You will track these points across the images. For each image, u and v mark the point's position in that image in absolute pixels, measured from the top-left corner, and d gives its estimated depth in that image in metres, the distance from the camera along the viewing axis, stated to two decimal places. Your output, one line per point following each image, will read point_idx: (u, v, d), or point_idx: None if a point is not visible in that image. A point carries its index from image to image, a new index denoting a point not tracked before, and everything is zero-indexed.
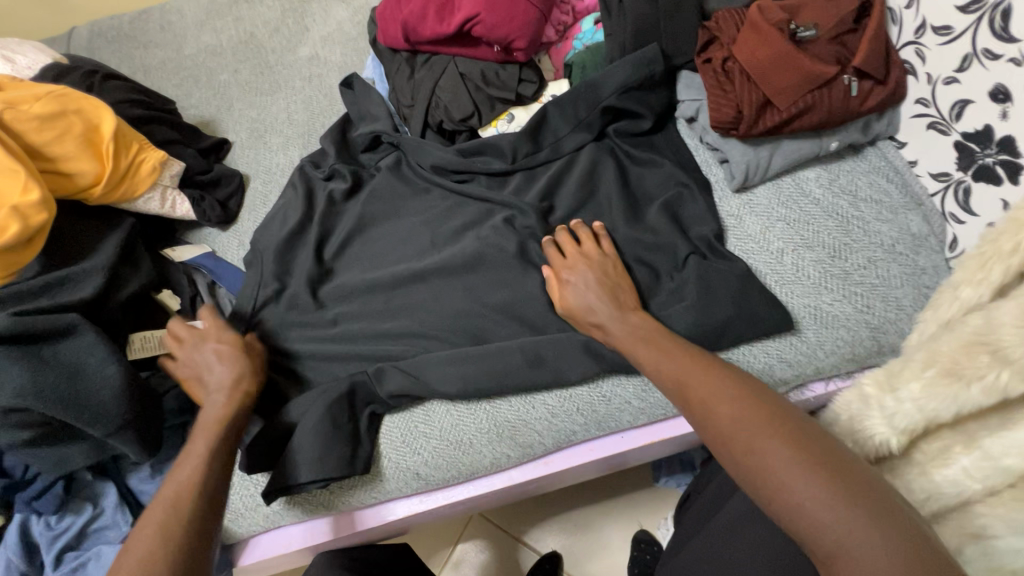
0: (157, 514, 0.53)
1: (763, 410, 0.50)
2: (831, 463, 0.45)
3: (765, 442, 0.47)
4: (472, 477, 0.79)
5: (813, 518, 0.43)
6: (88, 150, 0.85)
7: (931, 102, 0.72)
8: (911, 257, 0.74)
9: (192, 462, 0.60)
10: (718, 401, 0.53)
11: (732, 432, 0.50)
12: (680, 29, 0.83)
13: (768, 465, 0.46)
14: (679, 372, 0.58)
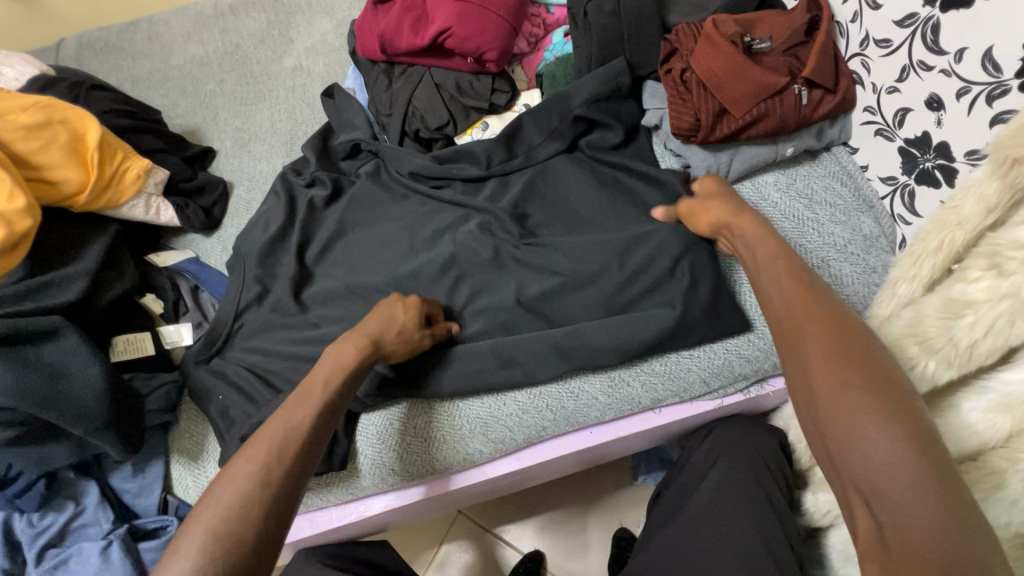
0: (261, 445, 0.57)
1: (869, 372, 0.47)
2: (928, 443, 0.42)
3: (861, 400, 0.45)
4: (447, 474, 0.82)
5: (884, 480, 0.42)
6: (73, 159, 0.88)
7: (877, 110, 0.76)
8: (862, 257, 0.77)
9: (305, 408, 0.62)
10: (826, 347, 0.50)
11: (829, 379, 0.48)
12: (643, 41, 0.87)
13: (859, 428, 0.44)
14: (796, 310, 0.55)
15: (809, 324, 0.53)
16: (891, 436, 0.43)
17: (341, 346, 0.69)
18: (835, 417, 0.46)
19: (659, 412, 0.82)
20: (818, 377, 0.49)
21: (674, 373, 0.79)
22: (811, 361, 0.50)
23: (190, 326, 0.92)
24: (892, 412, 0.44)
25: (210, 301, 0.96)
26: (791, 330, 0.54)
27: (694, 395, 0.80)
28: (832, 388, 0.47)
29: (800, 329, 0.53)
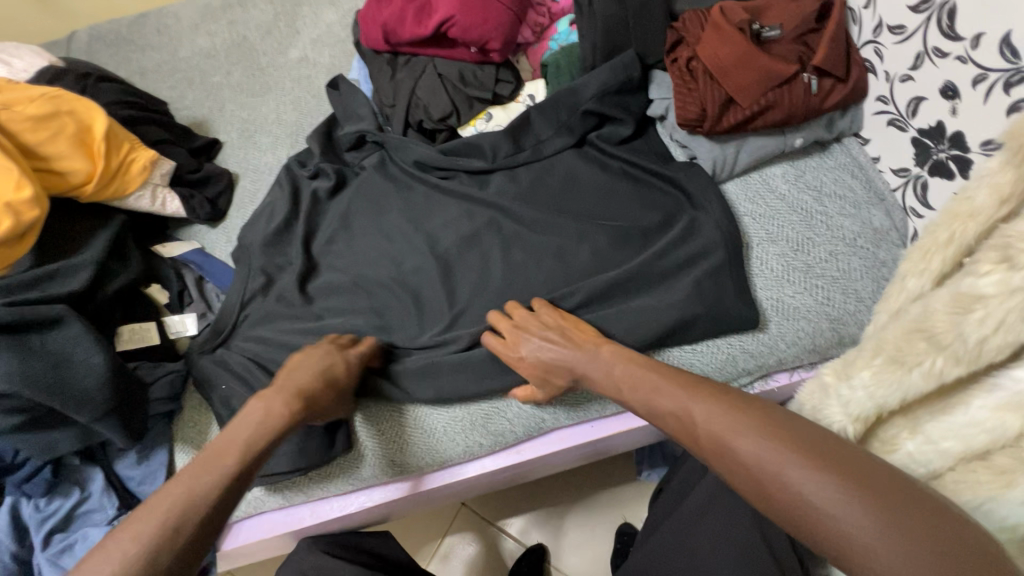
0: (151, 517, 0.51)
1: (798, 447, 0.45)
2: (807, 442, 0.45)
3: (811, 484, 0.42)
4: (447, 466, 0.82)
5: (800, 497, 0.43)
6: (80, 150, 0.89)
7: (890, 99, 0.74)
8: (871, 251, 0.75)
9: (213, 471, 0.57)
10: (745, 440, 0.48)
11: (720, 437, 0.50)
12: (649, 29, 0.85)
13: (756, 462, 0.46)
14: (706, 419, 0.52)
15: (720, 428, 0.50)
16: (788, 459, 0.44)
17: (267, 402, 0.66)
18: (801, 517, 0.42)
19: None
20: (756, 482, 0.46)
21: None
22: (740, 469, 0.47)
23: (195, 316, 0.92)
24: (844, 481, 0.42)
25: (214, 293, 0.98)
26: (707, 441, 0.51)
27: None
28: (775, 484, 0.44)
29: (711, 434, 0.51)
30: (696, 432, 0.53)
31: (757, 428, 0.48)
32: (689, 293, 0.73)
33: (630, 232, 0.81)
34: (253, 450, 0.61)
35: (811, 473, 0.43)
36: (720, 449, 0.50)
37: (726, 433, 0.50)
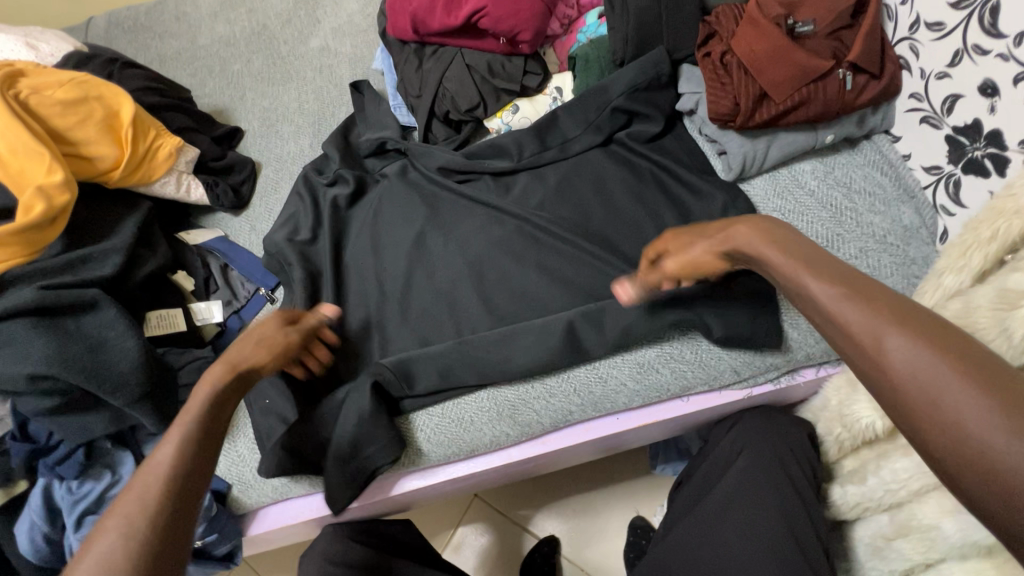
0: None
1: (990, 380, 0.36)
2: (1015, 392, 0.35)
3: (998, 428, 0.34)
4: (472, 455, 0.83)
5: (967, 434, 0.35)
6: (108, 135, 0.89)
7: (924, 97, 0.74)
8: (901, 248, 0.75)
9: (174, 438, 0.53)
10: (919, 352, 0.39)
11: (871, 329, 0.42)
12: (681, 23, 0.85)
13: (920, 381, 0.38)
14: (860, 316, 0.43)
15: (887, 328, 0.41)
16: (974, 395, 0.36)
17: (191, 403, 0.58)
18: (977, 459, 0.35)
19: (687, 401, 0.81)
20: (924, 401, 0.38)
21: (705, 361, 0.78)
22: (906, 380, 0.39)
23: (221, 304, 0.93)
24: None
25: (238, 277, 0.97)
26: (865, 341, 0.42)
27: (723, 383, 0.79)
28: (946, 405, 0.36)
29: (872, 333, 0.42)
30: (849, 328, 0.43)
31: (939, 345, 0.39)
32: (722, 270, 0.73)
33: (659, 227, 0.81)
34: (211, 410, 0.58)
35: (1003, 413, 0.35)
36: (882, 352, 0.41)
37: (887, 329, 0.41)
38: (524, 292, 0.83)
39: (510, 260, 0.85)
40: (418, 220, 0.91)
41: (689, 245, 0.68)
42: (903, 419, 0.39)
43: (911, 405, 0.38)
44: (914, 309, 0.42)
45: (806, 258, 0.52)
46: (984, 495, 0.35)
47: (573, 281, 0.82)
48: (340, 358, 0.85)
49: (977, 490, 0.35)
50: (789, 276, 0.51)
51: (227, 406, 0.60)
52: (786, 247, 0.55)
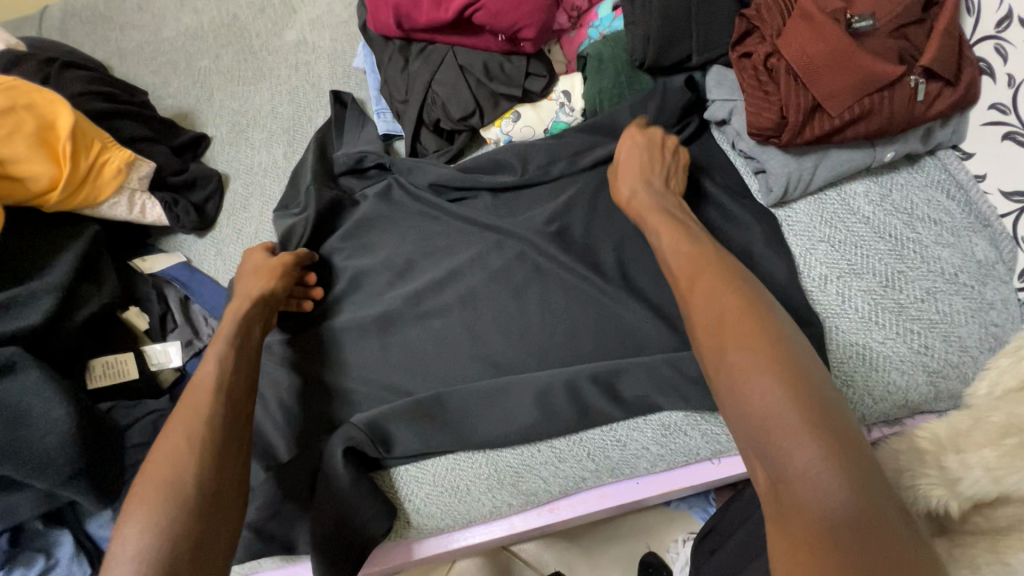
0: (150, 498, 0.46)
1: (755, 320, 0.46)
2: (782, 342, 0.44)
3: (744, 353, 0.44)
4: (470, 525, 0.71)
5: (737, 365, 0.43)
6: (41, 151, 0.76)
7: (1012, 109, 0.61)
8: (975, 289, 0.64)
9: (212, 359, 0.59)
10: (720, 297, 0.49)
11: (694, 282, 0.52)
12: (714, 18, 0.72)
13: (714, 321, 0.47)
14: (687, 267, 0.54)
15: (702, 275, 0.52)
16: (749, 336, 0.45)
17: (208, 363, 0.58)
18: (737, 381, 0.43)
19: (717, 463, 0.70)
20: (711, 332, 0.47)
21: None
22: (707, 321, 0.48)
23: (179, 345, 0.81)
24: (780, 364, 0.42)
25: (201, 313, 0.85)
26: (686, 284, 0.53)
27: None
28: (726, 345, 0.45)
29: (690, 274, 0.53)
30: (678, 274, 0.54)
31: (739, 296, 0.48)
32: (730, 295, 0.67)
33: None
34: (223, 371, 0.57)
35: (753, 346, 0.44)
36: (697, 297, 0.50)
37: (705, 278, 0.51)
38: (530, 337, 0.71)
39: (512, 299, 0.73)
40: (404, 246, 0.79)
41: (636, 159, 0.68)
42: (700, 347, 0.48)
43: (704, 334, 0.48)
44: (728, 267, 0.52)
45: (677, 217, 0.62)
46: (740, 423, 0.42)
47: (587, 325, 0.70)
48: (312, 412, 0.73)
49: (737, 418, 0.43)
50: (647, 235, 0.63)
51: (235, 369, 0.59)
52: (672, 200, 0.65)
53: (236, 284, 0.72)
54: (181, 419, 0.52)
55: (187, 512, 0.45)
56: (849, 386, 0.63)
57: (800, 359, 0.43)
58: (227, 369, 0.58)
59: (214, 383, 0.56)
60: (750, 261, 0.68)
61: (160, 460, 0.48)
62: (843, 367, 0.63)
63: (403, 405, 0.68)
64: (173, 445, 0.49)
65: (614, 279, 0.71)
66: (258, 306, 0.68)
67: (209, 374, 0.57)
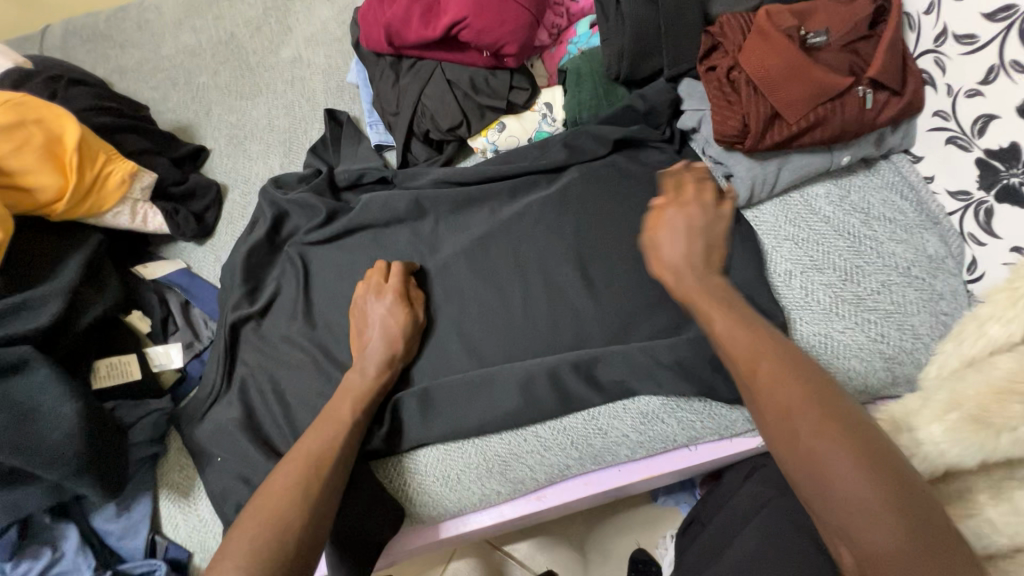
0: (245, 546, 0.54)
1: (827, 406, 0.47)
2: (866, 433, 0.45)
3: (832, 448, 0.45)
4: (461, 513, 0.75)
5: (823, 458, 0.45)
6: (49, 162, 0.80)
7: (951, 115, 0.67)
8: (927, 282, 0.69)
9: (334, 420, 0.66)
10: (787, 382, 0.49)
11: (754, 363, 0.51)
12: (681, 34, 0.77)
13: (787, 407, 0.48)
14: (741, 344, 0.53)
15: (762, 356, 0.51)
16: (832, 428, 0.46)
17: (326, 422, 0.66)
18: (824, 479, 0.44)
19: (694, 450, 0.74)
20: (781, 418, 0.48)
21: (715, 411, 0.71)
22: (779, 410, 0.48)
23: (180, 347, 0.85)
24: (860, 451, 0.44)
25: (201, 316, 0.89)
26: (742, 365, 0.52)
27: (735, 432, 0.72)
28: (807, 438, 0.46)
29: (749, 352, 0.52)
30: (727, 349, 0.54)
31: (807, 381, 0.49)
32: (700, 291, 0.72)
33: None
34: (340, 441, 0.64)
35: (831, 436, 0.45)
36: (762, 382, 0.50)
37: (766, 362, 0.51)
38: (515, 333, 0.75)
39: (499, 297, 0.77)
40: (395, 246, 0.83)
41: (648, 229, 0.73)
42: (768, 428, 0.49)
43: (772, 419, 0.49)
44: (787, 345, 0.52)
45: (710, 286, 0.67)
46: (826, 516, 0.45)
47: (570, 321, 0.74)
48: (308, 407, 0.76)
49: (823, 512, 0.45)
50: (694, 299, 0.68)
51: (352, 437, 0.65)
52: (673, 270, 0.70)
53: (367, 331, 0.74)
54: (293, 470, 0.60)
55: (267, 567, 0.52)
56: None
57: (872, 439, 0.45)
58: (342, 436, 0.64)
59: (330, 447, 0.63)
60: None
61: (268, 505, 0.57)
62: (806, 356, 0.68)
63: (392, 404, 0.72)
64: (278, 500, 0.57)
65: (594, 276, 0.76)
66: (388, 377, 0.71)
67: (327, 436, 0.64)
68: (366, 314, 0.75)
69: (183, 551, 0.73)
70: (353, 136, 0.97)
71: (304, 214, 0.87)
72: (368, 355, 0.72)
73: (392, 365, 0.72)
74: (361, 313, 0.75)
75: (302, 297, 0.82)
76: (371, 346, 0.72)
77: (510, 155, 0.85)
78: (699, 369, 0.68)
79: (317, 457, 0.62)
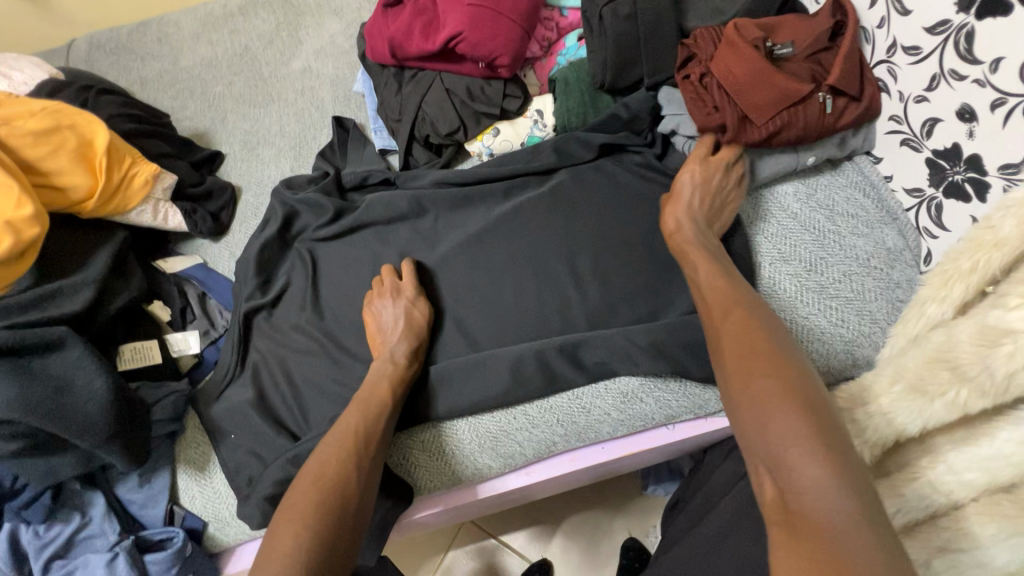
0: (299, 523, 0.60)
1: (779, 351, 0.53)
2: (806, 377, 0.51)
3: (769, 380, 0.51)
4: (456, 487, 0.81)
5: (758, 386, 0.51)
6: (81, 164, 0.87)
7: (904, 119, 0.73)
8: (885, 272, 0.75)
9: (362, 404, 0.73)
10: (748, 329, 0.57)
11: (725, 315, 0.60)
12: (659, 46, 0.84)
13: (741, 347, 0.55)
14: (720, 300, 0.63)
15: (734, 311, 0.60)
16: (774, 365, 0.52)
17: (353, 409, 0.72)
18: (755, 401, 0.50)
19: (672, 429, 0.80)
20: (738, 357, 0.55)
21: (690, 392, 0.77)
22: (735, 350, 0.56)
23: (198, 334, 0.91)
24: (795, 388, 0.50)
25: (217, 307, 0.96)
26: (716, 315, 0.62)
27: (709, 411, 0.78)
28: (752, 370, 0.53)
29: (723, 307, 0.62)
30: (709, 309, 0.63)
31: (765, 331, 0.56)
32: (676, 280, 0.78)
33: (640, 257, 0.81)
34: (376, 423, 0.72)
35: (773, 370, 0.51)
36: (726, 330, 0.59)
37: (737, 312, 0.59)
38: (506, 320, 0.81)
39: (492, 288, 0.83)
40: (398, 241, 0.89)
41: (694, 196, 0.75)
42: (727, 367, 0.56)
43: (731, 359, 0.56)
44: (761, 309, 0.59)
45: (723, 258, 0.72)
46: (753, 438, 0.49)
47: (556, 309, 0.80)
48: (316, 389, 0.83)
49: (752, 436, 0.50)
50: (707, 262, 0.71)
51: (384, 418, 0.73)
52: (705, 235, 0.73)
53: (390, 327, 0.79)
54: (333, 456, 0.67)
55: (324, 536, 0.60)
56: None
57: (810, 384, 0.50)
58: (368, 419, 0.71)
59: (359, 429, 0.70)
60: None
61: (317, 487, 0.64)
62: None
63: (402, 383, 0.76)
64: (330, 473, 0.65)
65: (578, 268, 0.82)
66: (415, 366, 0.78)
67: (353, 421, 0.71)
68: (389, 312, 0.81)
69: (199, 520, 0.80)
70: (360, 141, 1.04)
71: (313, 212, 0.94)
72: (393, 348, 0.78)
73: (418, 356, 0.79)
74: (383, 311, 0.81)
75: (310, 288, 0.88)
76: (396, 338, 0.78)
77: (504, 159, 0.92)
78: (674, 352, 0.74)
79: (352, 443, 0.69)
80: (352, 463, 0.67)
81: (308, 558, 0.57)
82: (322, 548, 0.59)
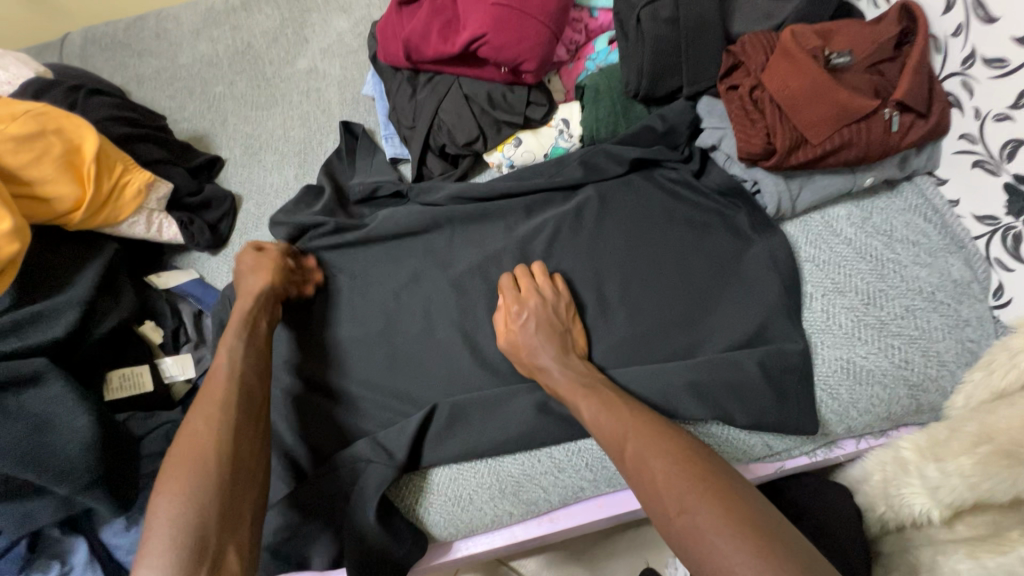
0: (181, 475, 0.51)
1: (690, 469, 0.53)
2: (720, 488, 0.50)
3: (695, 510, 0.49)
4: (474, 534, 0.74)
5: (690, 521, 0.49)
6: (68, 173, 0.79)
7: (979, 139, 0.66)
8: (953, 307, 0.68)
9: (228, 346, 0.65)
10: (682, 487, 0.51)
11: (624, 440, 0.58)
12: (703, 52, 0.76)
13: (654, 477, 0.53)
14: (613, 425, 0.60)
15: (629, 436, 0.58)
16: (691, 488, 0.51)
17: (221, 354, 0.64)
18: (693, 537, 0.48)
19: None
20: (654, 493, 0.53)
21: (735, 438, 0.68)
22: (647, 480, 0.54)
23: (193, 358, 0.84)
24: (720, 503, 0.49)
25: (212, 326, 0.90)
26: (614, 445, 0.59)
27: (754, 457, 0.69)
28: (674, 503, 0.51)
29: (638, 459, 0.56)
30: (603, 435, 0.60)
31: (667, 449, 0.55)
32: (715, 315, 0.72)
33: (677, 286, 0.73)
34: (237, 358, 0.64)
35: (733, 537, 0.46)
36: (631, 458, 0.57)
37: (631, 438, 0.58)
38: None
39: None
40: (409, 260, 0.82)
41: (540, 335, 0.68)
42: (677, 538, 0.50)
43: (681, 532, 0.49)
44: (645, 423, 0.59)
45: (591, 383, 0.65)
46: None
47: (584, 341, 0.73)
48: (321, 422, 0.76)
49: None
50: (574, 404, 0.64)
51: (253, 356, 0.65)
52: (562, 359, 0.68)
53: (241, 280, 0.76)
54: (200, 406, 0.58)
55: (212, 497, 0.50)
56: (843, 397, 0.67)
57: (735, 494, 0.50)
58: (237, 361, 0.63)
59: (227, 373, 0.62)
60: (737, 280, 0.72)
61: (191, 444, 0.54)
62: (828, 381, 0.67)
63: (421, 420, 0.70)
64: (195, 429, 0.55)
65: (608, 297, 0.75)
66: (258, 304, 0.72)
67: (222, 367, 0.62)
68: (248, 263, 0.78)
69: None
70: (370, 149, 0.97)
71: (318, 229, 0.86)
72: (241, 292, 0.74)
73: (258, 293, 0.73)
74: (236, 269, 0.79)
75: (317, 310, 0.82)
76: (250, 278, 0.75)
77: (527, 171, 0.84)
78: (718, 394, 0.66)
79: (221, 389, 0.60)
80: (225, 399, 0.58)
81: (192, 517, 0.48)
82: (205, 489, 0.50)
